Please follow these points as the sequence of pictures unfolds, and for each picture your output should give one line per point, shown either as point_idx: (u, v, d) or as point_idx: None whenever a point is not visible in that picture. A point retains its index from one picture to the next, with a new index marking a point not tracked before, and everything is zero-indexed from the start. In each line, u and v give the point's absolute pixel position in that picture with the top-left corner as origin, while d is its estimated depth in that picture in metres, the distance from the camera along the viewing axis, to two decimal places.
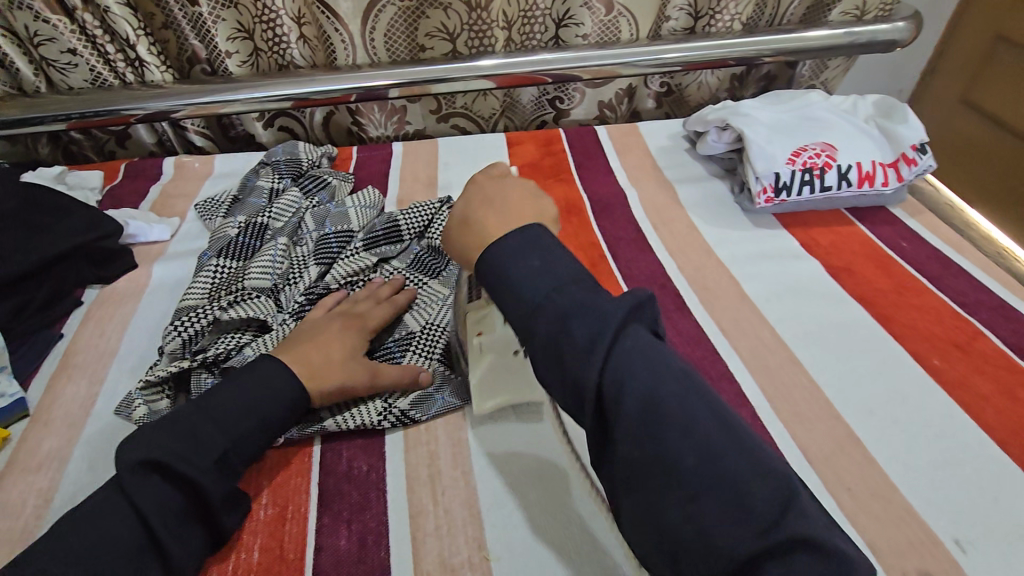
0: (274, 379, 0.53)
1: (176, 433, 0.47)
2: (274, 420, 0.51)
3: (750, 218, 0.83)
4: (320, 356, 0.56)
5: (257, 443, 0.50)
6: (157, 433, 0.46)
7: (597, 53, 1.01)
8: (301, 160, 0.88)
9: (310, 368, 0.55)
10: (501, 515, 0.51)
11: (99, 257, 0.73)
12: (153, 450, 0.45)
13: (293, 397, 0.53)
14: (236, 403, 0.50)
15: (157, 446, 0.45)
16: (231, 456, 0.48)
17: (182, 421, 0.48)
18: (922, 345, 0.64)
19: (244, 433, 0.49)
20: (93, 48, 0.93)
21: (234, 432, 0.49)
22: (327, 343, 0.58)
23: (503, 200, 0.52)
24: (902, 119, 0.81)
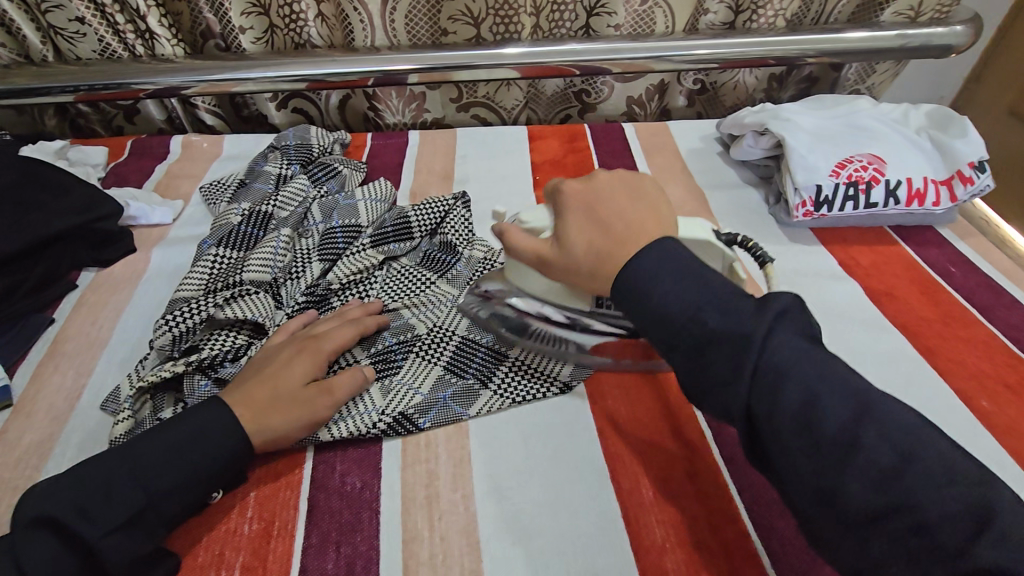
0: (209, 421, 0.47)
1: (84, 486, 0.42)
2: (203, 470, 0.46)
3: (785, 231, 0.77)
4: (268, 387, 0.51)
5: (183, 497, 0.45)
6: (70, 483, 0.42)
7: (629, 45, 0.95)
8: (312, 145, 0.84)
9: (254, 410, 0.49)
10: (501, 548, 0.47)
11: (96, 239, 0.70)
12: (56, 504, 0.41)
13: (232, 443, 0.47)
14: (160, 453, 0.45)
15: (60, 499, 0.41)
16: (146, 513, 0.43)
17: (99, 470, 0.43)
18: (970, 383, 0.59)
19: (163, 488, 0.44)
20: (103, 18, 0.89)
21: (149, 485, 0.44)
22: (276, 375, 0.52)
23: (608, 213, 0.46)
24: (960, 133, 0.74)
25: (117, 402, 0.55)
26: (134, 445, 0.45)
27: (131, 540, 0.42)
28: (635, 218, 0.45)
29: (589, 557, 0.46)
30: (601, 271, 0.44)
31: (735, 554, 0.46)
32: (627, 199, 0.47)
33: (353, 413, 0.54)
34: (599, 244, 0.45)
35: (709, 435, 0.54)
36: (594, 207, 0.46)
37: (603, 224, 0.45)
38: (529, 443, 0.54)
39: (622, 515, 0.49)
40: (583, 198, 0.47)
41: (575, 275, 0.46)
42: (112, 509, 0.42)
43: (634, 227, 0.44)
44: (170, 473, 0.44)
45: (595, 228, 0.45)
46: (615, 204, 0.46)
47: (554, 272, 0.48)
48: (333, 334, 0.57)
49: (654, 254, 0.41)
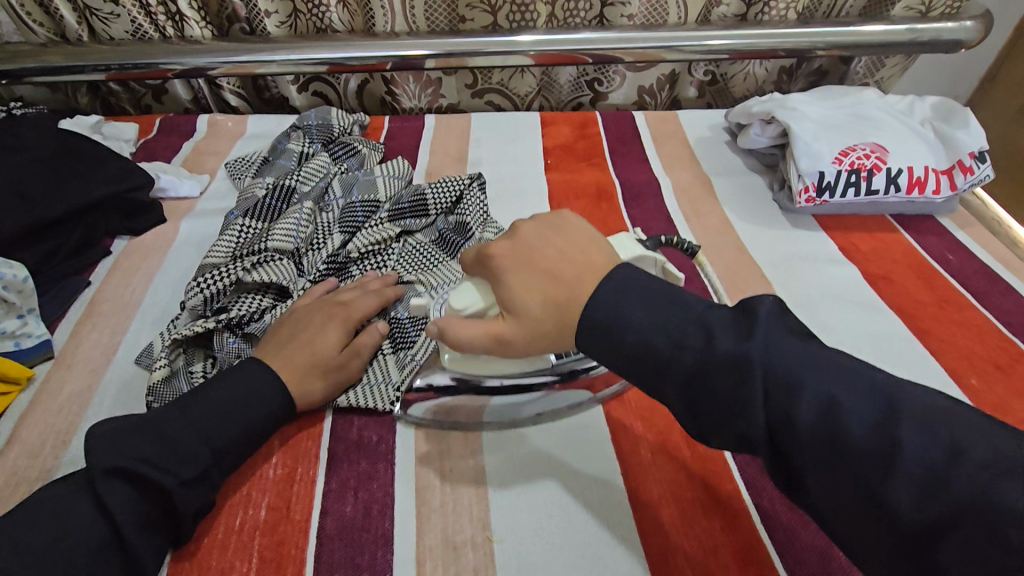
0: (262, 386, 0.51)
1: (156, 440, 0.46)
2: (256, 428, 0.50)
3: (788, 217, 0.80)
4: (304, 356, 0.54)
5: (241, 452, 0.49)
6: (133, 437, 0.46)
7: (641, 34, 0.97)
8: (333, 126, 0.87)
9: (294, 375, 0.53)
10: (509, 499, 0.50)
11: (129, 209, 0.74)
12: (128, 456, 0.44)
13: (275, 401, 0.52)
14: (216, 412, 0.49)
15: (134, 453, 0.45)
16: (211, 469, 0.47)
17: (161, 425, 0.47)
18: (961, 363, 0.61)
19: (226, 444, 0.48)
20: (136, 0, 0.93)
21: (215, 442, 0.48)
22: (308, 342, 0.55)
23: (547, 262, 0.43)
24: (963, 124, 0.76)
25: (152, 351, 0.59)
26: (197, 406, 0.49)
27: (201, 490, 0.46)
28: (576, 258, 0.43)
29: (588, 508, 0.50)
30: (566, 327, 0.42)
31: (727, 512, 0.49)
32: (561, 241, 0.44)
33: (369, 386, 0.57)
34: (554, 297, 0.42)
35: None
36: (532, 261, 0.44)
37: (552, 285, 0.42)
38: (535, 407, 0.57)
39: (621, 475, 0.52)
40: (518, 255, 0.44)
41: (538, 341, 0.43)
42: (188, 463, 0.46)
43: (580, 266, 0.42)
44: (232, 437, 0.49)
45: (541, 281, 0.42)
46: (549, 251, 0.44)
47: (517, 347, 0.44)
48: (360, 302, 0.60)
49: (610, 287, 0.41)
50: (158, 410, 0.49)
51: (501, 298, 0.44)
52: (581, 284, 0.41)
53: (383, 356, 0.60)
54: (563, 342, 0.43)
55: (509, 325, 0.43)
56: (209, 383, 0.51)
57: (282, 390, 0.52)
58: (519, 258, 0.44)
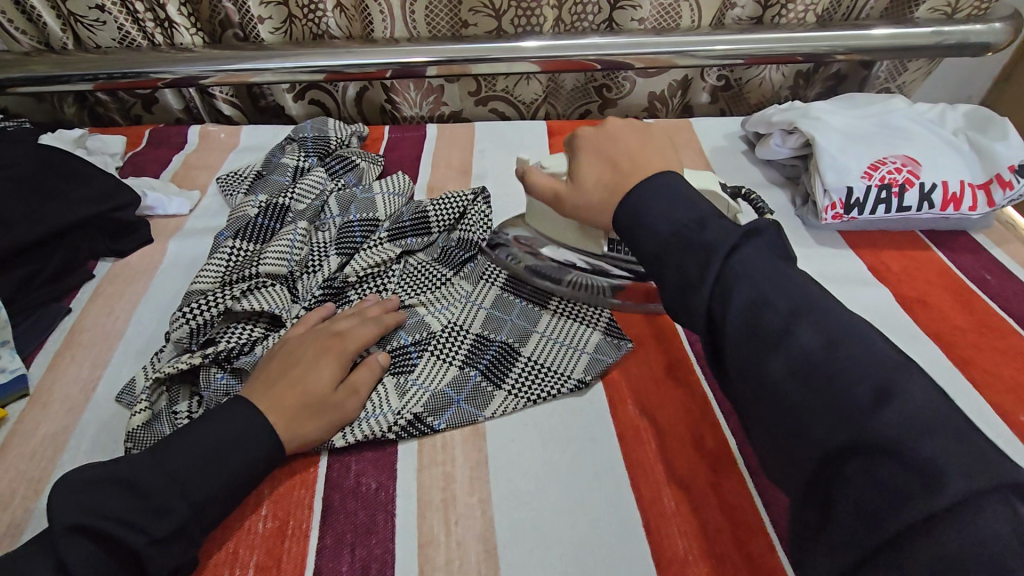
0: (244, 427, 0.46)
1: (127, 493, 0.42)
2: (240, 477, 0.45)
3: (812, 233, 0.75)
4: (296, 394, 0.50)
5: (224, 504, 0.44)
6: (101, 491, 0.41)
7: (653, 39, 0.93)
8: (329, 137, 0.82)
9: (285, 414, 0.49)
10: (520, 556, 0.46)
11: (113, 229, 0.69)
12: (93, 514, 0.40)
13: (263, 448, 0.47)
14: (193, 458, 0.44)
15: (100, 509, 0.40)
16: (189, 524, 0.42)
17: (131, 477, 0.42)
18: (1008, 397, 0.57)
19: (204, 496, 0.43)
20: (123, 7, 0.89)
21: (192, 494, 0.43)
22: (300, 376, 0.51)
23: (614, 152, 0.51)
24: (1000, 135, 0.71)
25: (134, 389, 0.54)
26: (172, 452, 0.44)
27: (177, 548, 0.42)
28: (639, 157, 0.51)
29: (607, 566, 0.45)
30: (607, 201, 0.50)
31: (761, 570, 0.45)
32: (638, 142, 0.52)
33: (368, 416, 0.53)
34: (606, 179, 0.51)
35: (733, 445, 0.53)
36: (606, 149, 0.52)
37: (610, 170, 0.51)
38: (548, 448, 0.53)
39: (645, 530, 0.47)
40: (597, 141, 0.53)
41: (586, 208, 0.52)
42: (161, 518, 0.41)
43: (639, 162, 0.50)
44: (210, 485, 0.44)
45: (604, 167, 0.51)
46: (621, 146, 0.52)
47: (568, 211, 0.55)
48: (356, 332, 0.56)
49: (659, 182, 0.46)
50: (131, 457, 0.44)
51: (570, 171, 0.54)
52: (635, 170, 0.49)
53: (383, 383, 0.55)
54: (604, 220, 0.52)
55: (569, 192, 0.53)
56: (189, 425, 0.46)
57: (270, 433, 0.47)
58: (594, 143, 0.53)
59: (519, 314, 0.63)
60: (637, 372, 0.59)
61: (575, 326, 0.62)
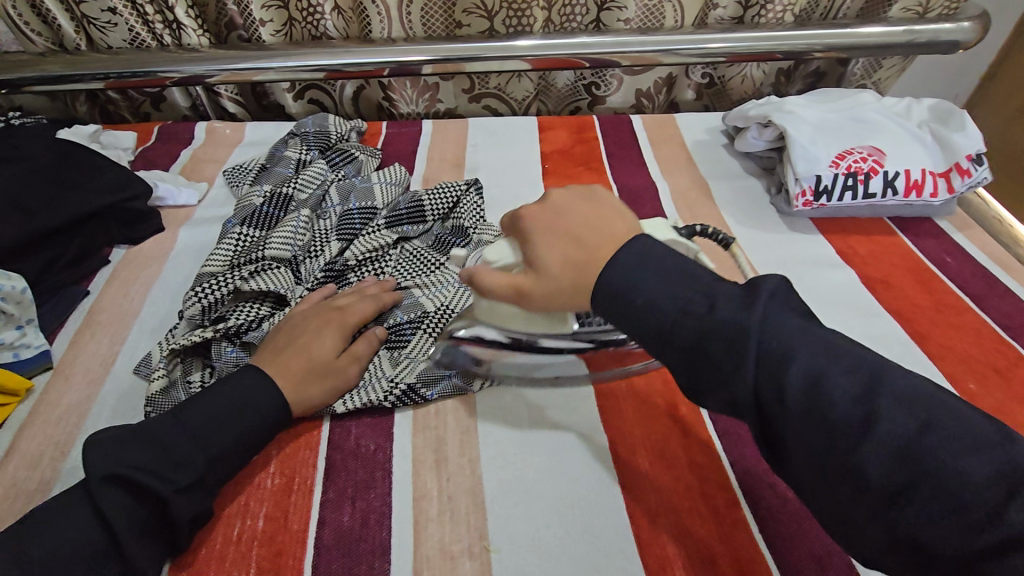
0: (255, 391, 0.51)
1: (151, 448, 0.46)
2: (252, 435, 0.50)
3: (785, 220, 0.80)
4: (300, 362, 0.54)
5: (238, 459, 0.49)
6: (128, 446, 0.46)
7: (638, 38, 0.97)
8: (330, 132, 0.87)
9: (290, 380, 0.53)
10: (506, 507, 0.50)
11: (128, 218, 0.74)
12: (122, 465, 0.44)
13: (271, 411, 0.51)
14: (211, 418, 0.49)
15: (128, 461, 0.45)
16: (206, 476, 0.47)
17: (155, 433, 0.47)
18: (959, 367, 0.61)
19: (220, 450, 0.48)
20: (133, 9, 0.93)
21: (209, 449, 0.47)
22: (304, 346, 0.55)
23: (575, 228, 0.46)
24: (959, 126, 0.76)
25: (150, 360, 0.59)
26: (192, 413, 0.49)
27: (197, 496, 0.46)
28: (603, 227, 0.45)
29: (585, 516, 0.50)
30: (580, 291, 0.44)
31: (724, 518, 0.49)
32: (592, 209, 0.47)
33: (365, 386, 0.57)
34: (573, 258, 0.44)
35: (704, 413, 0.57)
36: (561, 225, 0.47)
37: (574, 249, 0.45)
38: (533, 414, 0.57)
39: (620, 484, 0.52)
40: (547, 220, 0.48)
41: (556, 298, 0.46)
42: (184, 470, 0.46)
43: (602, 235, 0.45)
44: (227, 444, 0.48)
45: (565, 245, 0.45)
46: (577, 219, 0.46)
47: (535, 300, 0.47)
48: (355, 308, 0.60)
49: (633, 250, 0.41)
50: (155, 419, 0.49)
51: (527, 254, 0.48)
52: (603, 249, 0.44)
53: (380, 357, 0.60)
54: (580, 305, 0.46)
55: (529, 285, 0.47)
56: (205, 390, 0.51)
57: (277, 397, 0.52)
58: (546, 223, 0.48)
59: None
60: None
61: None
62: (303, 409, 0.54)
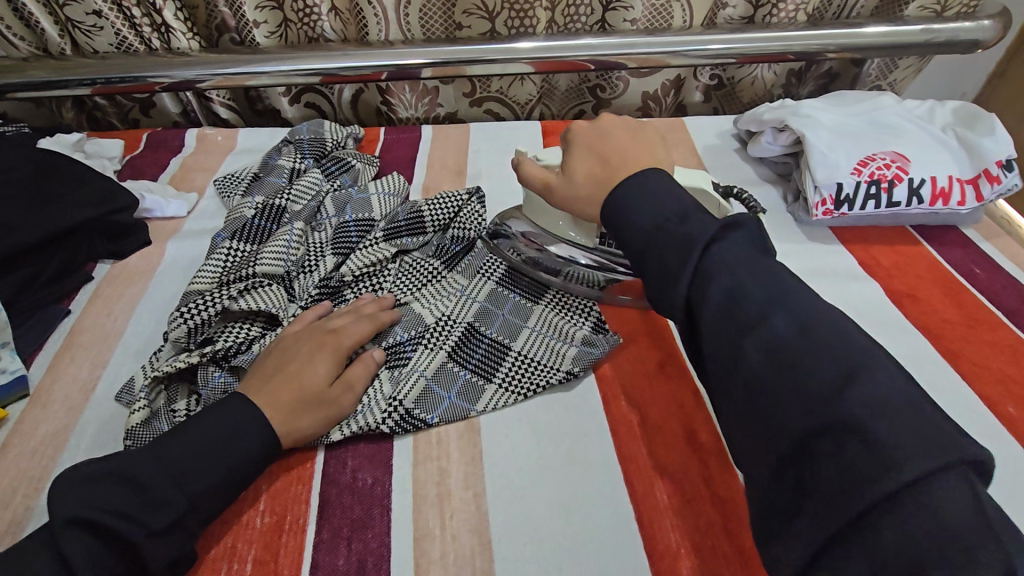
0: (241, 423, 0.47)
1: (127, 488, 0.42)
2: (239, 471, 0.46)
3: (804, 230, 0.76)
4: (293, 389, 0.51)
5: (223, 497, 0.45)
6: (101, 487, 0.42)
7: (645, 39, 0.94)
8: (325, 140, 0.83)
9: (281, 410, 0.50)
10: (514, 548, 0.46)
11: (111, 231, 0.70)
12: (94, 509, 0.41)
13: (261, 442, 0.48)
14: (193, 454, 0.45)
15: (101, 504, 0.41)
16: (186, 516, 0.43)
17: (129, 471, 0.43)
18: (995, 388, 0.57)
19: (202, 489, 0.44)
20: (120, 12, 0.90)
21: (191, 489, 0.44)
22: (296, 373, 0.52)
23: (612, 149, 0.51)
24: (987, 130, 0.72)
25: (133, 387, 0.55)
26: (172, 446, 0.45)
27: (171, 541, 0.42)
28: (636, 154, 0.50)
29: (600, 558, 0.46)
30: (595, 196, 0.50)
31: (750, 558, 0.46)
32: (629, 138, 0.52)
33: (365, 407, 0.54)
34: (598, 173, 0.50)
35: (724, 439, 0.53)
36: (603, 142, 0.52)
37: (608, 161, 0.50)
38: (541, 443, 0.53)
39: (637, 521, 0.48)
40: (592, 133, 0.53)
41: (575, 202, 0.52)
42: (160, 512, 0.42)
43: (634, 160, 0.49)
44: (211, 482, 0.45)
45: (600, 158, 0.50)
46: (620, 141, 0.51)
47: (559, 199, 0.53)
48: (351, 330, 0.57)
49: (644, 181, 0.44)
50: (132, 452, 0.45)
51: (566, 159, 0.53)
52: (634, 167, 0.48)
53: (378, 379, 0.56)
54: (591, 214, 0.52)
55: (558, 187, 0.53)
56: (188, 421, 0.47)
57: (267, 428, 0.48)
58: (593, 135, 0.52)
59: (511, 309, 0.63)
60: (630, 368, 0.60)
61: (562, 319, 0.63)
62: (294, 441, 0.50)
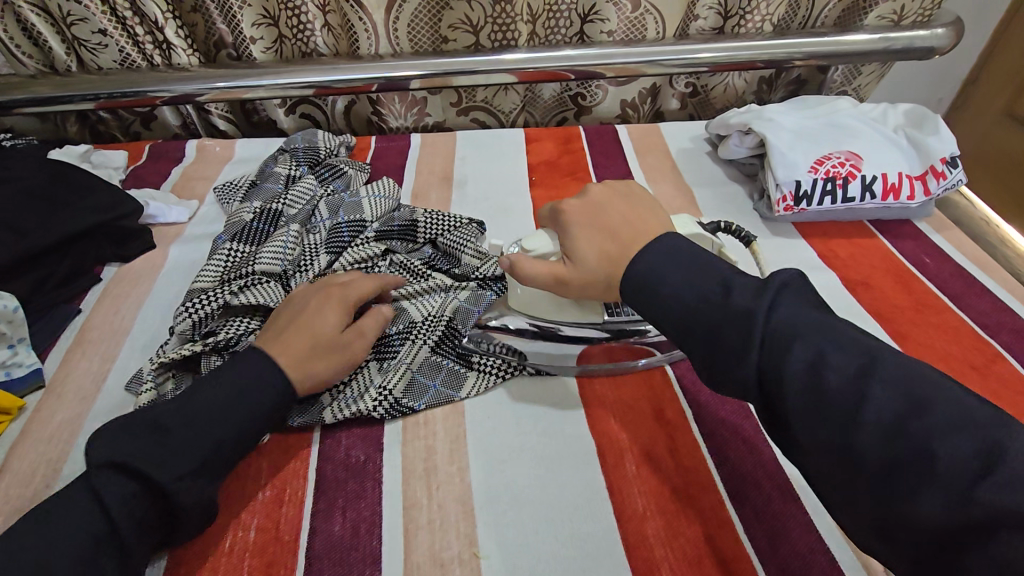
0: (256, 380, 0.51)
1: (150, 439, 0.46)
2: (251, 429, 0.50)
3: (768, 225, 0.81)
4: (307, 337, 0.55)
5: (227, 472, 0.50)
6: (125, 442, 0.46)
7: (621, 50, 0.99)
8: (319, 147, 0.88)
9: (296, 355, 0.54)
10: (495, 514, 0.51)
11: (119, 236, 0.75)
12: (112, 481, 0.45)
13: (277, 387, 0.52)
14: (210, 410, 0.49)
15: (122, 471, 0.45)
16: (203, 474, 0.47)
17: (158, 423, 0.47)
18: (939, 365, 0.62)
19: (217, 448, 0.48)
20: (122, 30, 0.95)
21: (208, 442, 0.47)
22: (309, 320, 0.56)
23: (611, 226, 0.53)
24: (934, 130, 0.78)
25: (140, 376, 0.59)
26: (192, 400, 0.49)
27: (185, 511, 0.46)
28: (636, 223, 0.52)
29: (573, 522, 0.50)
30: (613, 279, 0.51)
31: (710, 519, 0.50)
32: (622, 208, 0.55)
33: (355, 397, 0.58)
34: (611, 252, 0.51)
35: (688, 414, 0.58)
36: (598, 221, 0.54)
37: (610, 241, 0.52)
38: (520, 423, 0.58)
39: (607, 489, 0.52)
40: (586, 213, 0.55)
41: (591, 285, 0.53)
42: (184, 461, 0.46)
43: (636, 230, 0.51)
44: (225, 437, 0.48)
45: (602, 239, 0.52)
46: (615, 217, 0.54)
47: (572, 287, 0.54)
48: (355, 284, 0.61)
49: (663, 245, 0.47)
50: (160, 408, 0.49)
51: (566, 245, 0.54)
52: (638, 236, 0.51)
53: (368, 370, 0.60)
54: (610, 292, 0.52)
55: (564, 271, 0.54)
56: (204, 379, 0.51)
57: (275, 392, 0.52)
58: (587, 217, 0.55)
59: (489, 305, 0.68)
60: None
61: None
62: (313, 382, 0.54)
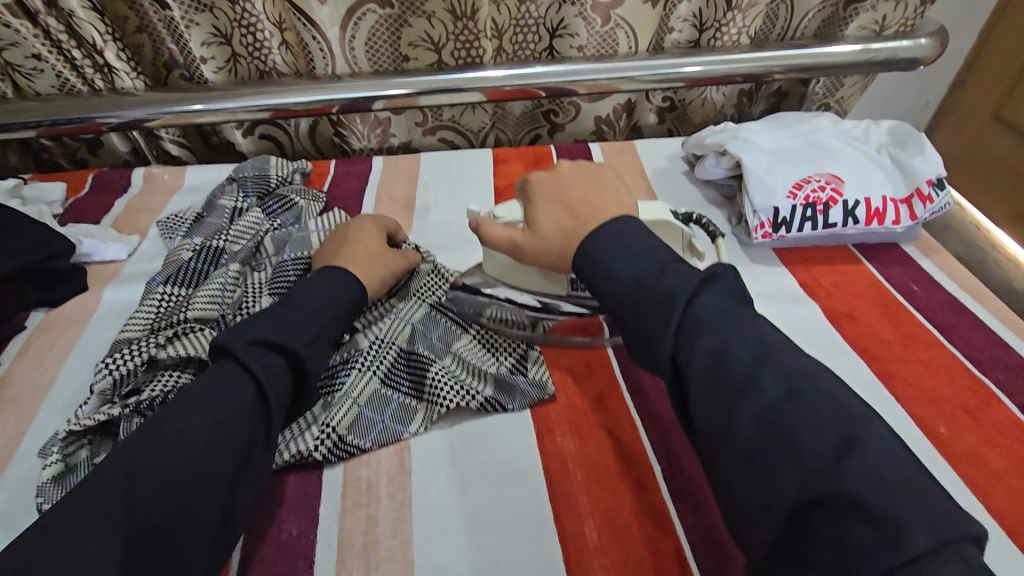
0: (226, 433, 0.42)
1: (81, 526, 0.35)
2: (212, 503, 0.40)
3: (746, 252, 0.76)
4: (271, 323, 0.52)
5: None
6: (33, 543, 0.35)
7: (592, 66, 0.95)
8: (270, 176, 0.83)
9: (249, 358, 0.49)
10: None
11: (47, 278, 0.69)
12: None
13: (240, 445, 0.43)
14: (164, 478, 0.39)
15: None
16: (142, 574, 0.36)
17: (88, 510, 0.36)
18: (930, 409, 0.58)
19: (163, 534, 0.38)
20: (60, 54, 0.90)
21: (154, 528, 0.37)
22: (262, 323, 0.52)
23: (572, 199, 0.52)
24: (919, 150, 0.74)
25: (48, 448, 0.53)
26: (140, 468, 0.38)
27: None
28: (597, 200, 0.51)
29: None
30: (566, 251, 0.51)
31: None
32: (587, 183, 0.53)
33: (295, 438, 0.54)
34: (566, 225, 0.51)
35: (659, 474, 0.53)
36: (561, 193, 0.53)
37: (569, 214, 0.51)
38: (472, 488, 0.52)
39: (565, 565, 0.47)
40: (552, 185, 0.54)
41: (546, 254, 0.52)
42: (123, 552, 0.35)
43: (595, 206, 0.50)
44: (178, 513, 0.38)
45: (561, 211, 0.52)
46: (578, 191, 0.53)
47: (526, 254, 0.54)
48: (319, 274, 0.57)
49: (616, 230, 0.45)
50: None
51: (528, 214, 0.54)
52: (595, 213, 0.50)
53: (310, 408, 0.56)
54: (563, 263, 0.52)
55: (521, 242, 0.54)
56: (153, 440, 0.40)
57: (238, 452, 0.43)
58: (552, 190, 0.54)
59: (439, 333, 0.64)
60: (566, 404, 0.59)
61: (483, 354, 0.63)
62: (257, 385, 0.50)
